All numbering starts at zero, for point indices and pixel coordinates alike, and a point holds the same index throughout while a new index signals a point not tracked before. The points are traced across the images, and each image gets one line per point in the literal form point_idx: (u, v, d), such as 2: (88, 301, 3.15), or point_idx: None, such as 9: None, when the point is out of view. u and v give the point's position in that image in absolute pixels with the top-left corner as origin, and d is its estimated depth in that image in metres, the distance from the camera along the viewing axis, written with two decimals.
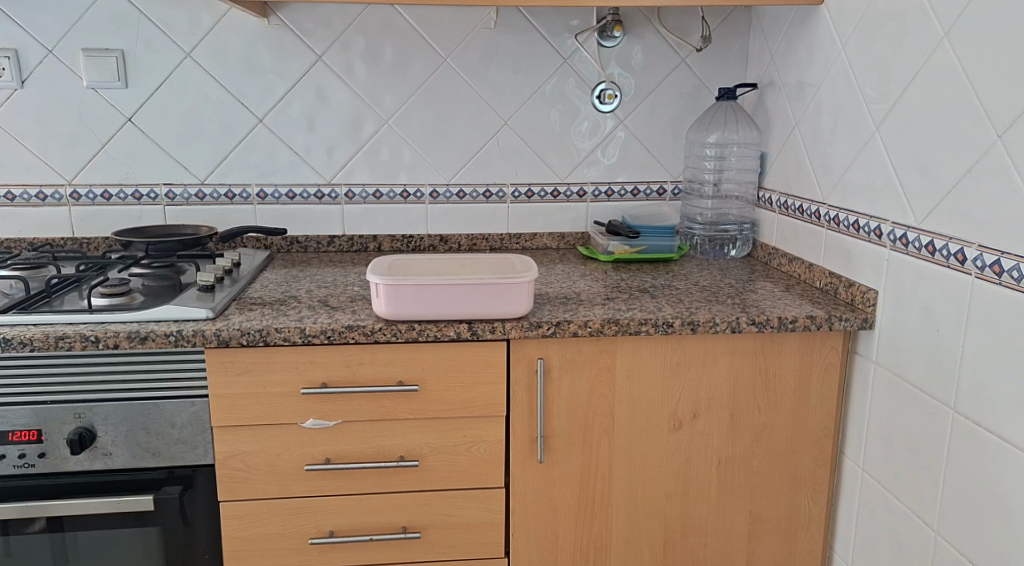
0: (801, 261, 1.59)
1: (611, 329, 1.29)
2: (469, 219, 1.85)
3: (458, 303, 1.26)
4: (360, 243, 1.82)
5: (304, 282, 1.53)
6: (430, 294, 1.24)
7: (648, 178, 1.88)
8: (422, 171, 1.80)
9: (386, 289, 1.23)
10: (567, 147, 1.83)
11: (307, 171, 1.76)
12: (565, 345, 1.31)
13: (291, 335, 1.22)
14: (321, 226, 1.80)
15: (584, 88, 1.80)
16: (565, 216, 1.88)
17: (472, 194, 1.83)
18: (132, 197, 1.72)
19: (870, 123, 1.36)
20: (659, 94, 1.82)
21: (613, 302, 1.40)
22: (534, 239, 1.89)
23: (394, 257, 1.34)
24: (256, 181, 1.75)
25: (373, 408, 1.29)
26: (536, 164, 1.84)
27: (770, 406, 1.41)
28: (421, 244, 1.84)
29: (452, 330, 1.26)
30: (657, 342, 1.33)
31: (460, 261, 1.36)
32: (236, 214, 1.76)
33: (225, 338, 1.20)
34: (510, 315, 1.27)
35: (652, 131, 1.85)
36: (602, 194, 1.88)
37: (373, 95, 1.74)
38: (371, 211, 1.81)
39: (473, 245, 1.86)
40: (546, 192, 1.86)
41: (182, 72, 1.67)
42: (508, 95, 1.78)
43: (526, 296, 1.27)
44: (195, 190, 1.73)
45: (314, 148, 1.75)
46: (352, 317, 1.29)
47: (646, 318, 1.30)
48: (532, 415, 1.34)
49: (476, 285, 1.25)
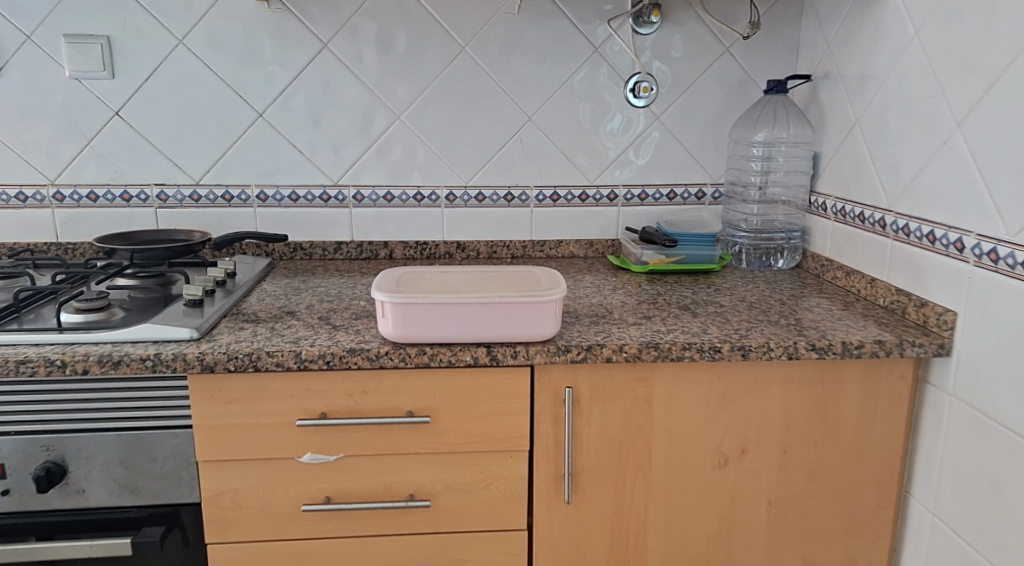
0: (861, 275, 1.40)
1: (649, 355, 1.12)
2: (489, 224, 1.69)
3: (477, 324, 1.10)
4: (370, 250, 1.67)
5: (307, 294, 1.38)
6: (444, 314, 1.09)
7: (684, 181, 1.71)
8: (436, 171, 1.65)
9: (393, 308, 1.08)
10: (595, 146, 1.68)
11: (313, 171, 1.62)
12: (596, 371, 1.14)
13: (284, 360, 1.08)
14: (328, 231, 1.65)
15: (616, 80, 1.64)
16: (592, 221, 1.72)
17: (493, 197, 1.68)
18: (121, 198, 1.58)
19: (950, 118, 1.18)
20: (699, 87, 1.66)
21: (652, 322, 1.23)
22: (558, 247, 1.73)
23: (408, 270, 1.20)
24: (257, 181, 1.61)
25: (379, 441, 1.14)
26: (561, 165, 1.68)
27: (830, 443, 1.21)
28: (436, 252, 1.69)
29: (468, 355, 1.11)
30: (701, 369, 1.15)
31: (482, 274, 1.20)
32: (234, 217, 1.62)
33: (209, 363, 1.07)
34: (535, 338, 1.11)
35: (690, 129, 1.68)
36: (635, 198, 1.71)
37: (385, 88, 1.59)
38: (383, 216, 1.66)
39: (492, 253, 1.71)
40: (573, 195, 1.70)
41: (175, 61, 1.53)
42: (533, 88, 1.62)
43: (553, 316, 1.11)
44: (189, 192, 1.59)
45: (320, 147, 1.60)
46: (356, 338, 1.14)
47: (690, 342, 1.12)
48: (558, 451, 1.17)
49: (495, 304, 1.09)
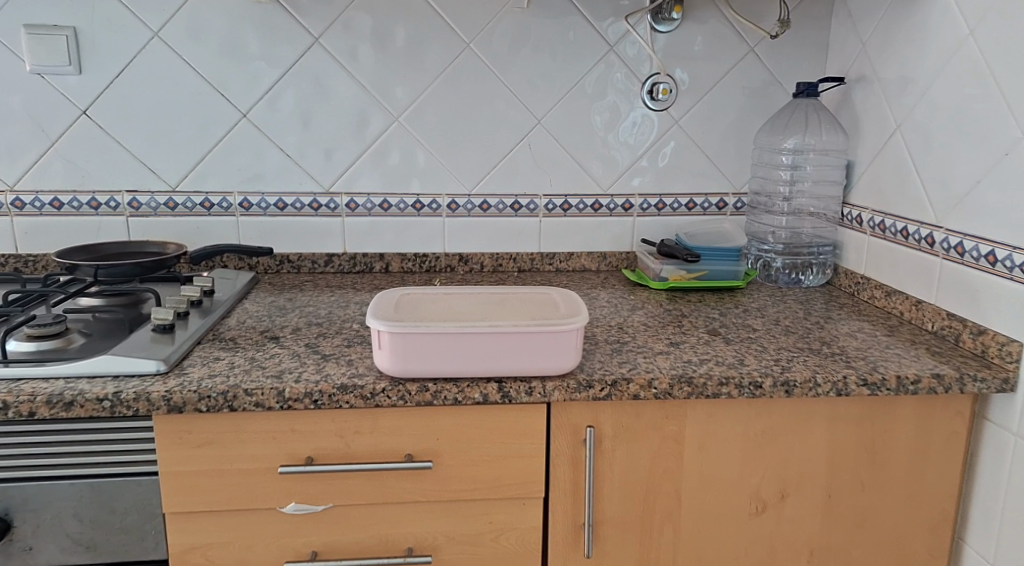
0: (906, 296, 1.26)
1: (682, 391, 0.97)
2: (494, 235, 1.56)
3: (486, 357, 0.96)
4: (364, 263, 1.53)
5: (293, 314, 1.24)
6: (448, 345, 0.95)
7: (703, 190, 1.58)
8: (437, 178, 1.51)
9: (389, 339, 0.94)
10: (609, 152, 1.54)
11: (301, 177, 1.47)
12: (620, 407, 1.01)
13: (265, 400, 0.95)
14: (318, 242, 1.51)
15: (632, 82, 1.51)
16: (605, 233, 1.59)
17: (498, 206, 1.54)
18: (89, 206, 1.43)
19: (1014, 125, 1.04)
20: (721, 90, 1.53)
21: (682, 349, 1.08)
22: (569, 260, 1.59)
23: (406, 292, 1.07)
24: (240, 188, 1.46)
25: (373, 489, 1.01)
26: (572, 172, 1.55)
27: (879, 487, 1.06)
28: (437, 265, 1.55)
29: (476, 392, 0.97)
30: (739, 405, 1.01)
31: (491, 297, 1.07)
32: (214, 227, 1.47)
33: (176, 404, 0.94)
34: (552, 372, 0.98)
35: (711, 135, 1.55)
36: (651, 208, 1.59)
37: (381, 88, 1.45)
38: (378, 225, 1.52)
39: (497, 266, 1.57)
40: (586, 204, 1.57)
41: (148, 55, 1.38)
42: (543, 88, 1.49)
43: (574, 349, 0.97)
44: (164, 199, 1.45)
45: (310, 151, 1.46)
46: (347, 371, 1.00)
47: (726, 377, 0.97)
48: (577, 497, 1.04)
49: (507, 334, 0.95)
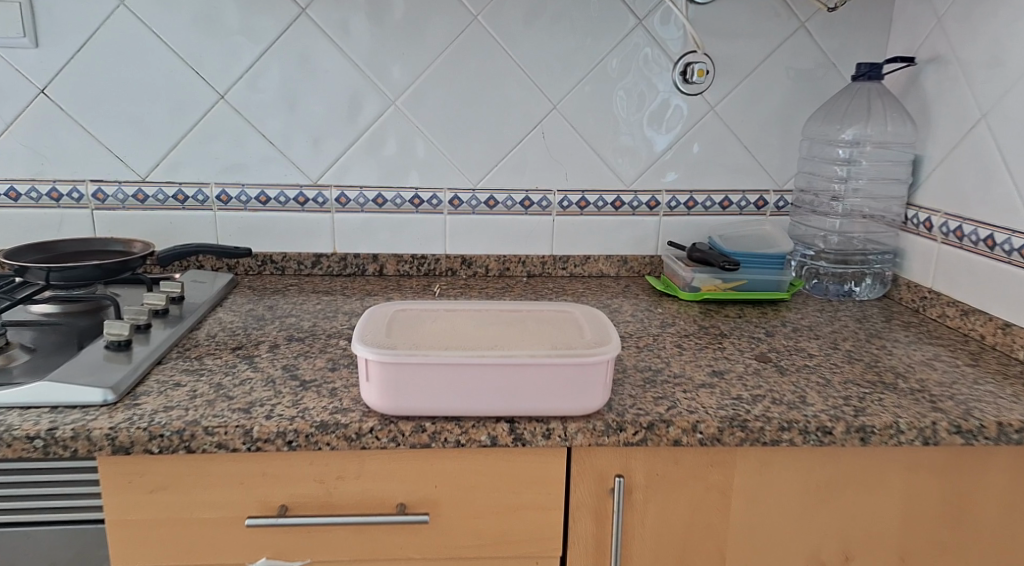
0: (988, 318, 1.09)
1: (733, 437, 0.82)
2: (501, 236, 1.39)
3: (496, 393, 0.80)
4: (356, 264, 1.36)
5: (271, 326, 1.08)
6: (450, 378, 0.78)
7: (740, 187, 1.41)
8: (439, 170, 1.34)
9: (378, 369, 0.78)
10: (636, 143, 1.37)
11: (287, 168, 1.31)
12: (654, 453, 0.85)
13: (229, 441, 0.78)
14: (305, 241, 1.34)
15: (664, 63, 1.33)
16: (627, 234, 1.42)
17: (506, 203, 1.37)
18: (49, 197, 1.26)
19: None
20: (765, 72, 1.35)
21: (731, 383, 0.93)
22: (585, 264, 1.42)
23: (402, 310, 0.91)
24: (216, 178, 1.29)
25: (357, 544, 0.84)
26: (592, 165, 1.37)
27: (962, 551, 0.89)
28: (436, 267, 1.39)
29: (482, 434, 0.80)
30: (800, 460, 0.85)
31: (502, 316, 0.91)
32: (188, 223, 1.31)
33: (121, 444, 0.77)
34: (576, 412, 0.82)
35: (750, 124, 1.37)
36: (680, 206, 1.41)
37: (377, 67, 1.27)
38: (372, 223, 1.35)
39: (504, 270, 1.40)
40: (605, 202, 1.39)
41: (114, 27, 1.21)
42: (562, 70, 1.31)
43: (602, 386, 0.81)
44: (133, 190, 1.28)
45: (296, 138, 1.29)
46: (328, 404, 0.83)
47: (788, 421, 0.83)
48: (599, 557, 0.87)
49: (522, 366, 0.79)
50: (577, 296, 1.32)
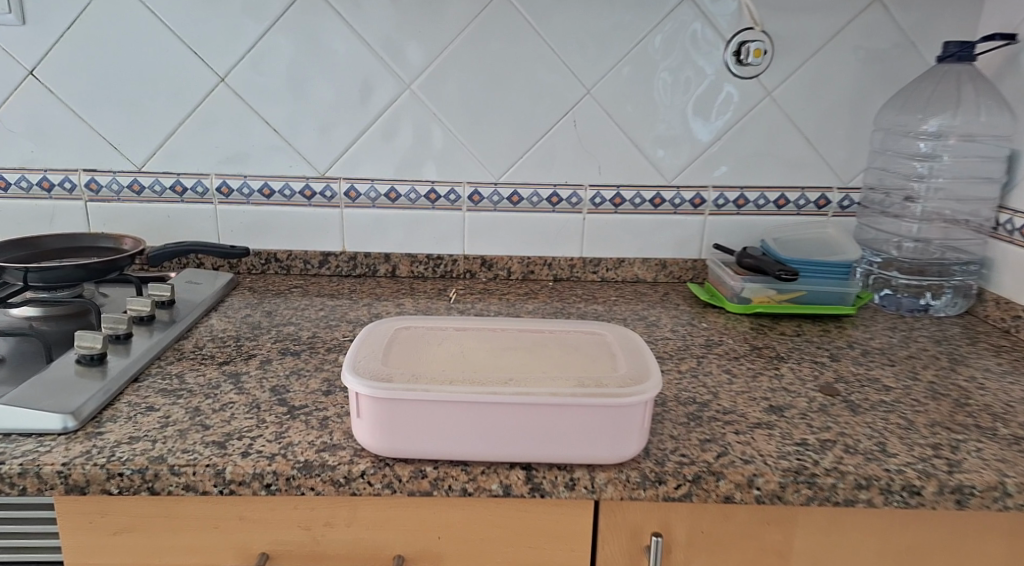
0: None
1: (798, 496, 0.72)
2: (526, 235, 1.26)
3: (509, 436, 0.67)
4: (366, 264, 1.25)
5: (266, 335, 0.96)
6: (454, 418, 0.66)
7: (796, 184, 1.27)
8: (457, 161, 1.21)
9: (370, 405, 0.65)
10: (681, 133, 1.22)
11: (293, 158, 1.19)
12: (698, 509, 0.73)
13: (198, 483, 0.66)
14: (313, 238, 1.23)
15: (715, 42, 1.18)
16: (667, 235, 1.28)
17: (531, 199, 1.23)
18: (39, 187, 1.17)
19: None
20: (831, 52, 1.19)
21: (792, 422, 0.83)
22: (619, 268, 1.28)
23: (406, 327, 0.78)
24: (217, 169, 1.18)
25: None
26: (630, 157, 1.23)
27: None
28: (454, 270, 1.26)
29: (493, 483, 0.68)
30: (874, 523, 0.76)
31: (522, 338, 0.78)
32: (188, 216, 1.20)
33: (75, 483, 0.65)
34: (607, 460, 0.69)
35: (810, 113, 1.23)
36: (729, 204, 1.27)
37: (391, 47, 1.14)
38: (384, 220, 1.23)
39: (527, 273, 1.27)
40: (644, 199, 1.25)
41: (106, 3, 1.10)
42: (599, 50, 1.17)
43: (639, 430, 0.68)
44: (128, 180, 1.18)
45: (303, 125, 1.17)
46: (313, 438, 0.71)
47: (868, 479, 0.73)
48: None
49: (541, 406, 0.66)
50: (610, 304, 1.18)
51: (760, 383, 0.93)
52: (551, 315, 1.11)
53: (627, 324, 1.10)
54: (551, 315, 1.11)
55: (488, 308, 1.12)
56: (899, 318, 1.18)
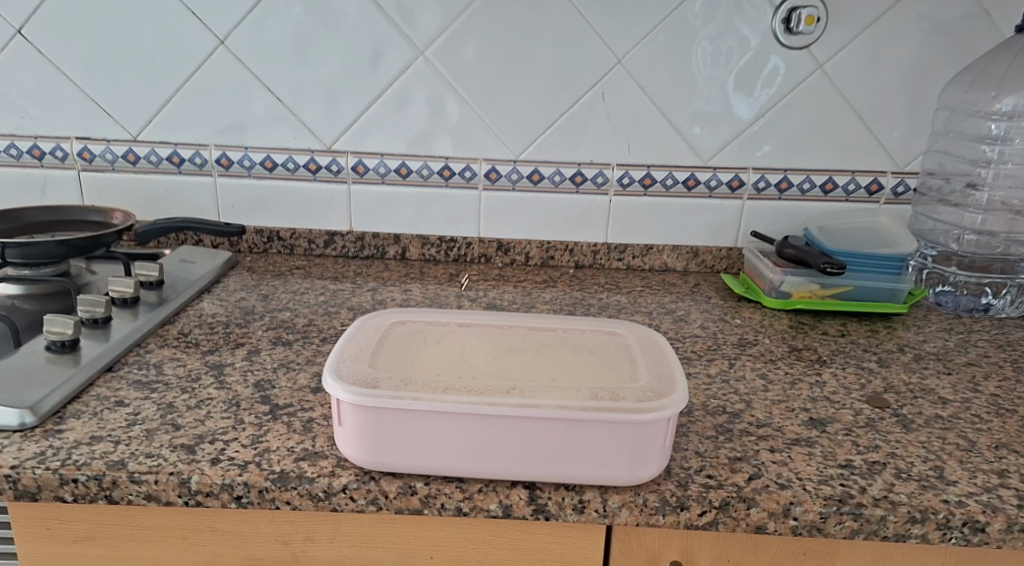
0: None
1: (840, 528, 0.63)
2: (546, 218, 1.16)
3: (510, 453, 0.58)
4: (374, 245, 1.17)
5: (258, 322, 0.89)
6: (447, 430, 0.57)
7: (846, 167, 1.15)
8: (473, 135, 1.11)
9: (352, 413, 0.57)
10: (719, 108, 1.11)
11: (297, 129, 1.11)
12: (726, 539, 0.65)
13: (161, 493, 0.59)
14: (318, 216, 1.15)
15: (761, 7, 1.06)
16: (699, 220, 1.17)
17: (552, 178, 1.14)
18: (30, 155, 1.11)
19: None
20: (891, 20, 1.07)
21: (836, 439, 0.73)
22: (646, 255, 1.19)
23: (402, 323, 0.70)
24: (218, 139, 1.11)
25: None
26: (663, 134, 1.12)
27: None
28: (468, 253, 1.18)
29: (491, 503, 0.59)
30: (924, 558, 0.66)
31: (531, 339, 0.70)
32: (187, 189, 1.13)
33: (25, 489, 0.59)
34: (623, 483, 0.60)
35: (865, 88, 1.11)
36: (770, 188, 1.16)
37: (404, 8, 1.05)
38: (394, 197, 1.15)
39: (547, 259, 1.18)
40: (676, 180, 1.14)
41: None
42: (632, 15, 1.06)
43: (661, 450, 0.60)
44: (122, 150, 1.11)
45: (308, 93, 1.09)
46: (293, 444, 0.63)
47: (928, 508, 0.63)
48: None
49: (547, 421, 0.58)
50: (635, 295, 1.09)
51: (799, 392, 0.83)
52: (570, 306, 1.02)
53: (653, 318, 1.00)
54: (570, 306, 1.02)
55: (502, 297, 1.03)
56: (956, 319, 1.07)
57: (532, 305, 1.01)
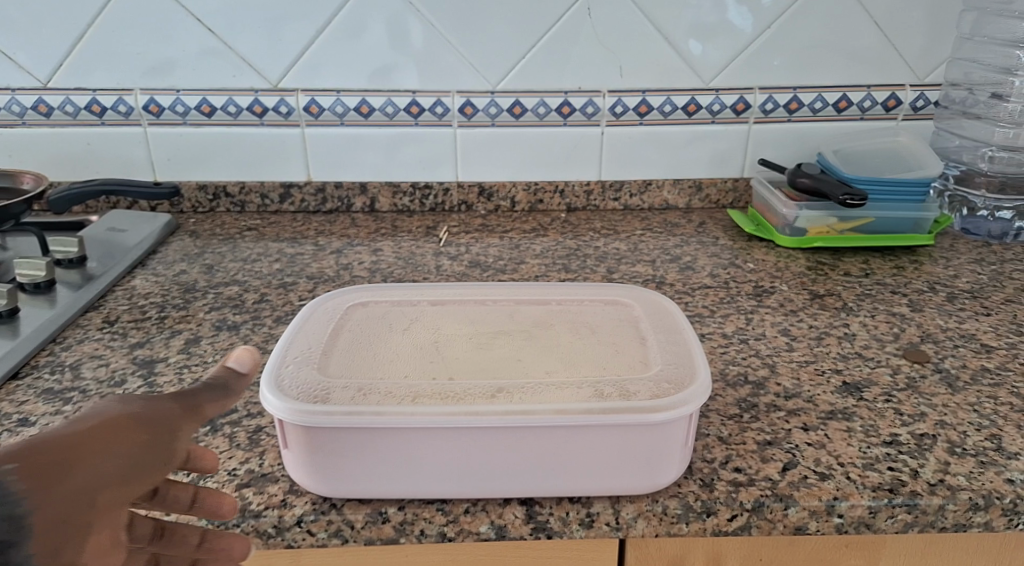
0: None
1: (891, 522, 0.53)
2: (530, 156, 1.03)
3: (498, 468, 0.48)
4: (337, 197, 1.03)
5: (200, 301, 0.76)
6: (417, 448, 0.47)
7: (861, 82, 1.02)
8: (440, 64, 0.96)
9: (299, 436, 0.47)
10: (720, 19, 0.96)
11: (234, 67, 0.95)
12: (758, 540, 0.55)
13: None
14: (270, 167, 1.01)
15: None
16: (700, 150, 1.04)
17: (536, 110, 1.00)
18: None
19: None
20: None
21: (876, 409, 0.63)
22: (644, 193, 1.06)
23: (362, 307, 0.59)
24: (143, 83, 0.96)
25: None
26: (657, 53, 0.98)
27: None
28: (445, 200, 1.04)
29: (481, 525, 0.49)
30: (976, 546, 0.58)
31: (521, 317, 0.59)
32: (114, 143, 0.98)
33: None
34: (637, 490, 0.50)
35: None
36: (779, 109, 1.02)
37: None
38: (355, 140, 1.00)
39: (535, 203, 1.05)
40: (673, 106, 1.01)
41: None
42: None
43: (680, 451, 0.49)
44: (31, 100, 0.95)
45: (242, 23, 0.93)
46: (236, 464, 0.52)
47: (993, 492, 0.54)
48: None
49: (541, 430, 0.47)
50: (634, 240, 0.97)
51: (827, 349, 0.72)
52: (563, 258, 0.89)
53: (656, 269, 0.88)
54: (563, 259, 0.89)
55: (487, 252, 0.90)
56: (986, 248, 0.96)
57: (521, 260, 0.88)
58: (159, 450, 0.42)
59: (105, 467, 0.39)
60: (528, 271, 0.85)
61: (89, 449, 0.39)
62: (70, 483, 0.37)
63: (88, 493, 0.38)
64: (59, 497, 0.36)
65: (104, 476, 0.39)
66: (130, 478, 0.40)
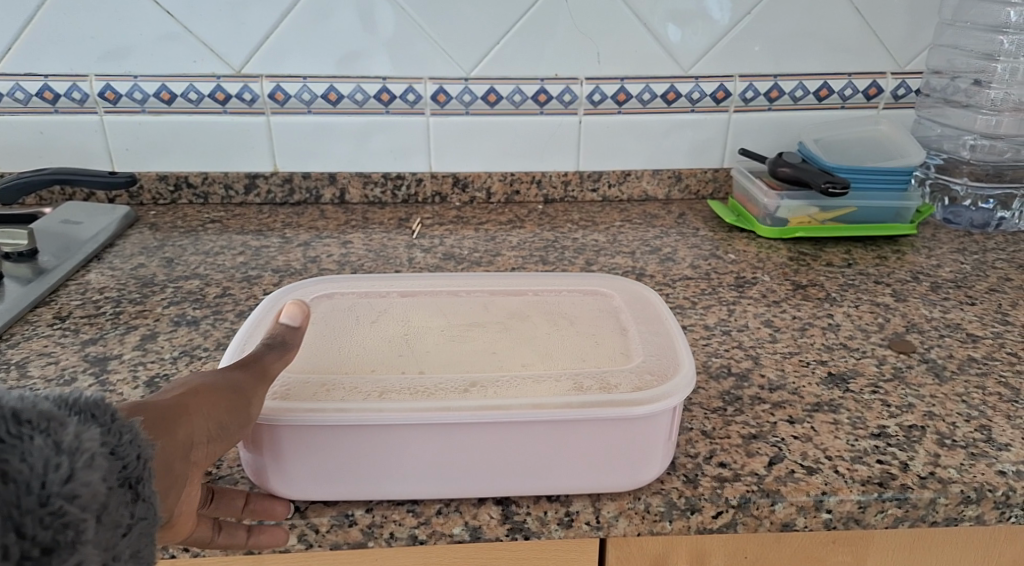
0: None
1: (882, 517, 0.52)
2: (506, 145, 1.00)
3: (473, 466, 0.46)
4: (306, 188, 1.00)
5: (158, 296, 0.73)
6: (389, 446, 0.44)
7: (842, 70, 1.00)
8: (412, 50, 0.93)
9: (260, 435, 0.44)
10: (699, 5, 0.94)
11: (196, 53, 0.91)
12: (743, 538, 0.53)
13: None
14: (236, 158, 0.98)
15: None
16: (680, 139, 1.02)
17: (511, 98, 0.97)
18: None
19: None
20: None
21: (862, 400, 0.61)
22: (623, 183, 1.04)
23: (327, 299, 0.56)
24: (99, 69, 0.92)
25: None
26: (635, 40, 0.95)
27: None
28: (418, 191, 1.01)
29: (453, 527, 0.47)
30: (965, 540, 0.56)
31: (497, 308, 0.56)
32: (70, 132, 0.94)
33: None
34: (618, 488, 0.48)
35: None
36: (759, 97, 1.00)
37: None
38: (325, 130, 0.97)
39: (511, 194, 1.03)
40: (651, 94, 0.98)
41: None
42: None
43: (664, 445, 0.47)
44: None
45: (205, 7, 0.89)
46: None
47: (984, 485, 0.52)
48: None
49: (519, 426, 0.44)
50: (612, 231, 0.94)
51: (811, 340, 0.71)
52: (540, 250, 0.87)
53: (636, 260, 0.86)
54: (541, 250, 0.87)
55: (461, 244, 0.88)
56: (968, 237, 0.95)
57: (497, 252, 0.85)
58: (248, 413, 0.42)
59: (199, 428, 0.41)
60: (503, 262, 0.83)
61: (182, 412, 0.40)
62: (170, 440, 0.39)
63: (186, 451, 0.39)
64: (163, 453, 0.38)
65: (195, 436, 0.40)
66: (221, 438, 0.41)
